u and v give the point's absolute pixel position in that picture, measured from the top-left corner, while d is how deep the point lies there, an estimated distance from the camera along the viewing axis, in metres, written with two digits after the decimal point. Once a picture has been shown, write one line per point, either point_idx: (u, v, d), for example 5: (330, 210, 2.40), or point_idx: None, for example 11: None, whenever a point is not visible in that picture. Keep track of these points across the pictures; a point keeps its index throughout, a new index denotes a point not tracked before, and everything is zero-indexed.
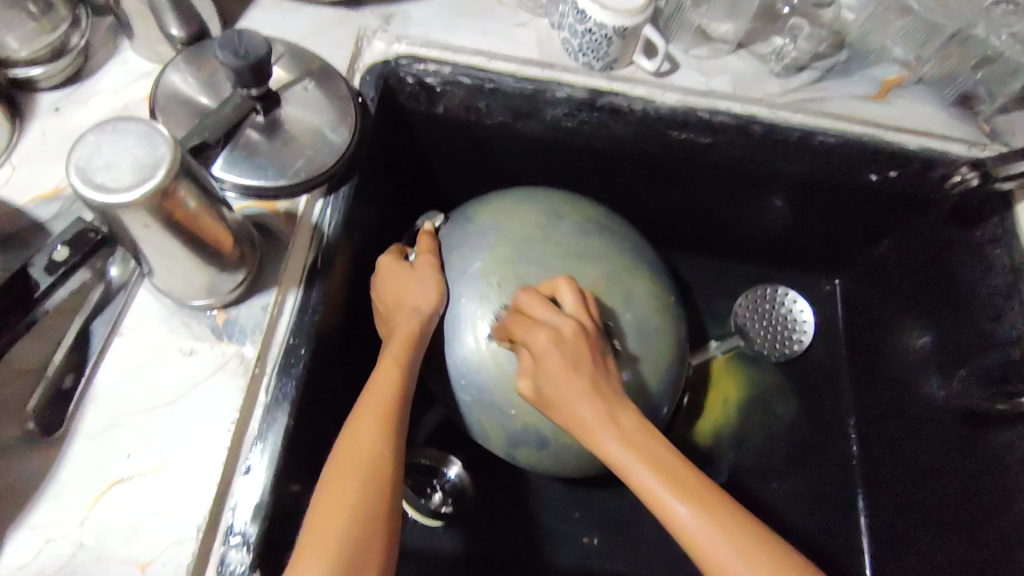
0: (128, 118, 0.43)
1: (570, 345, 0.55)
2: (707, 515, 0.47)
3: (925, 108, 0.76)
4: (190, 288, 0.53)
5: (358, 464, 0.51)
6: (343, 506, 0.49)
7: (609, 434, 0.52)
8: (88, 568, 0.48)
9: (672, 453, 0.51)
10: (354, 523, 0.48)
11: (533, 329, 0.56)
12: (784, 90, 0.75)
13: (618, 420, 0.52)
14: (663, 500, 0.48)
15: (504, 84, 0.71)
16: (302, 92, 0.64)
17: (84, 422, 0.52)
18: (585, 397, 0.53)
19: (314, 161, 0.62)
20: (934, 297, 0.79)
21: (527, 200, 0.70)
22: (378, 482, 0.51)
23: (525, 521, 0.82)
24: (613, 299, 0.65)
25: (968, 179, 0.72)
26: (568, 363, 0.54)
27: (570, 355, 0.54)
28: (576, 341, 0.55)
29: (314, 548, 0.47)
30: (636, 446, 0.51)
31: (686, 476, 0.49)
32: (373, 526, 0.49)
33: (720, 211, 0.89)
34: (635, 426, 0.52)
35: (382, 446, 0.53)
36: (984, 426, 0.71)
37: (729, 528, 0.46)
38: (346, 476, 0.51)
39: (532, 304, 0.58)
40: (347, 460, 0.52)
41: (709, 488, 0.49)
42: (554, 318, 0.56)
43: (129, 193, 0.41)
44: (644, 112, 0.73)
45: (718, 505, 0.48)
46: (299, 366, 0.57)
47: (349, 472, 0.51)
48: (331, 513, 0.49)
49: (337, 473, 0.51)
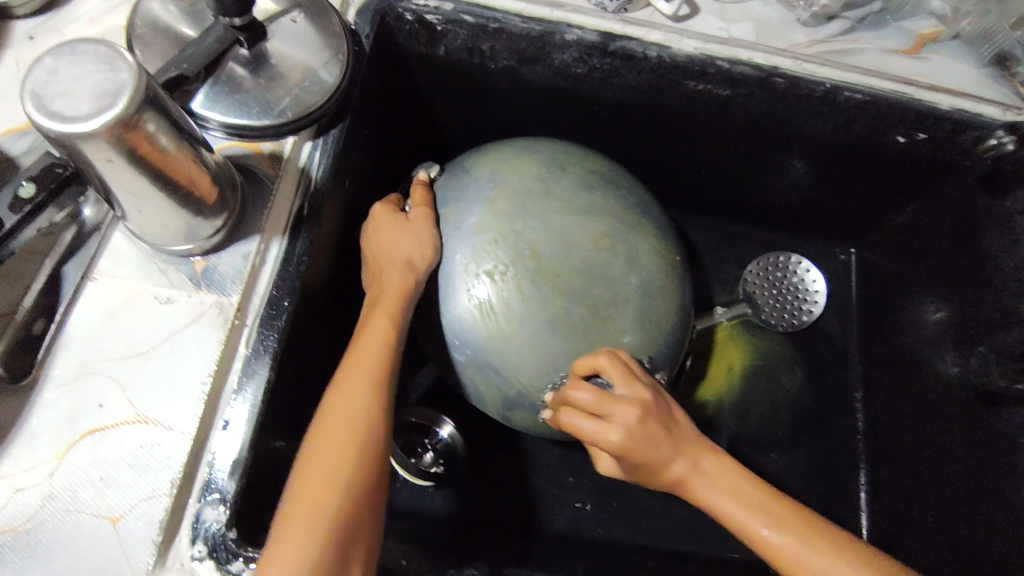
0: (88, 40, 0.39)
1: (650, 425, 0.51)
2: (788, 530, 0.48)
3: (959, 65, 0.71)
4: (165, 232, 0.50)
5: (352, 429, 0.49)
6: (334, 472, 0.47)
7: (717, 485, 0.51)
8: (58, 521, 0.46)
9: (774, 493, 0.51)
10: (345, 492, 0.47)
11: (601, 429, 0.51)
12: (810, 40, 0.69)
13: (704, 466, 0.52)
14: (751, 528, 0.49)
15: (510, 24, 0.66)
16: (290, 24, 0.59)
17: (54, 370, 0.49)
18: (684, 460, 0.52)
19: (301, 99, 0.58)
20: (960, 269, 0.75)
21: (529, 152, 0.66)
22: (370, 447, 0.49)
23: (518, 484, 0.80)
24: (617, 258, 0.61)
25: (1003, 143, 0.68)
26: (656, 439, 0.51)
27: (658, 434, 0.51)
28: (655, 422, 0.51)
29: (303, 516, 0.45)
30: (748, 499, 0.50)
31: (800, 514, 0.50)
32: (364, 495, 0.47)
33: (736, 169, 0.84)
34: (732, 471, 0.52)
35: (374, 413, 0.50)
36: (1002, 406, 0.68)
37: (809, 536, 0.48)
38: (338, 440, 0.48)
39: (590, 399, 0.51)
40: (338, 423, 0.49)
41: (816, 519, 0.50)
42: (626, 403, 0.51)
43: (88, 122, 0.38)
44: (658, 59, 0.68)
45: (834, 536, 0.48)
46: (283, 318, 0.54)
47: (338, 440, 0.48)
48: (318, 482, 0.47)
49: (326, 437, 0.49)
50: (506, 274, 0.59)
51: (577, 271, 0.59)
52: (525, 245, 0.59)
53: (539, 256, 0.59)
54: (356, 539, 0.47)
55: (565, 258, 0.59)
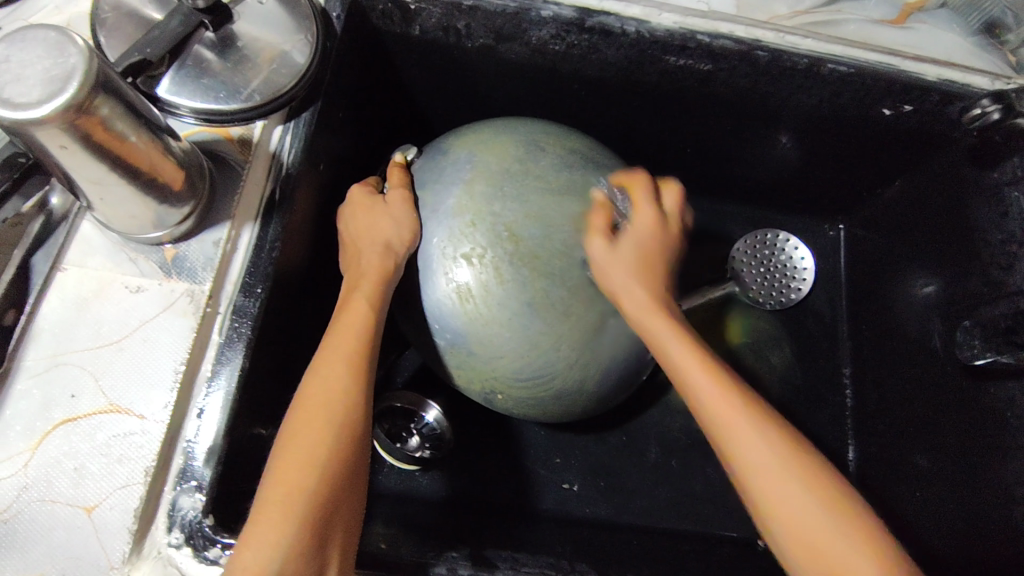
0: (37, 26, 0.38)
1: (662, 243, 0.60)
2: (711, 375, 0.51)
3: (946, 35, 0.70)
4: (133, 220, 0.49)
5: (328, 415, 0.49)
6: (311, 457, 0.47)
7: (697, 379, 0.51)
8: (32, 511, 0.46)
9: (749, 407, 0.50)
10: (323, 479, 0.46)
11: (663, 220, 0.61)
12: (793, 12, 0.68)
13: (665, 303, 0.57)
14: (676, 361, 0.53)
15: (484, 2, 0.65)
16: (257, 6, 0.58)
17: (26, 361, 0.49)
18: (653, 296, 0.57)
19: (270, 82, 0.57)
20: (947, 243, 0.75)
21: (506, 132, 0.65)
22: (347, 435, 0.49)
23: (506, 466, 0.80)
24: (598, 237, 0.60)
25: (989, 112, 0.66)
26: (655, 257, 0.59)
27: (654, 253, 0.59)
28: (662, 240, 0.60)
29: (280, 500, 0.45)
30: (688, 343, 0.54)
31: (776, 432, 0.48)
32: (341, 480, 0.47)
33: (721, 146, 0.83)
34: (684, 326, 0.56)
35: (350, 398, 0.50)
36: (987, 381, 0.67)
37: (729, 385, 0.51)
38: (313, 428, 0.48)
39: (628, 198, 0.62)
40: (314, 411, 0.49)
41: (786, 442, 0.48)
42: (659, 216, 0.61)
43: (37, 107, 0.37)
44: (636, 35, 0.67)
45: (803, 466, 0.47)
46: (256, 305, 0.53)
47: (313, 424, 0.48)
48: (295, 467, 0.46)
49: (303, 423, 0.48)
50: (484, 255, 0.58)
51: (556, 252, 0.58)
52: (502, 226, 0.58)
53: (517, 237, 0.58)
54: (333, 524, 0.47)
55: (543, 239, 0.58)
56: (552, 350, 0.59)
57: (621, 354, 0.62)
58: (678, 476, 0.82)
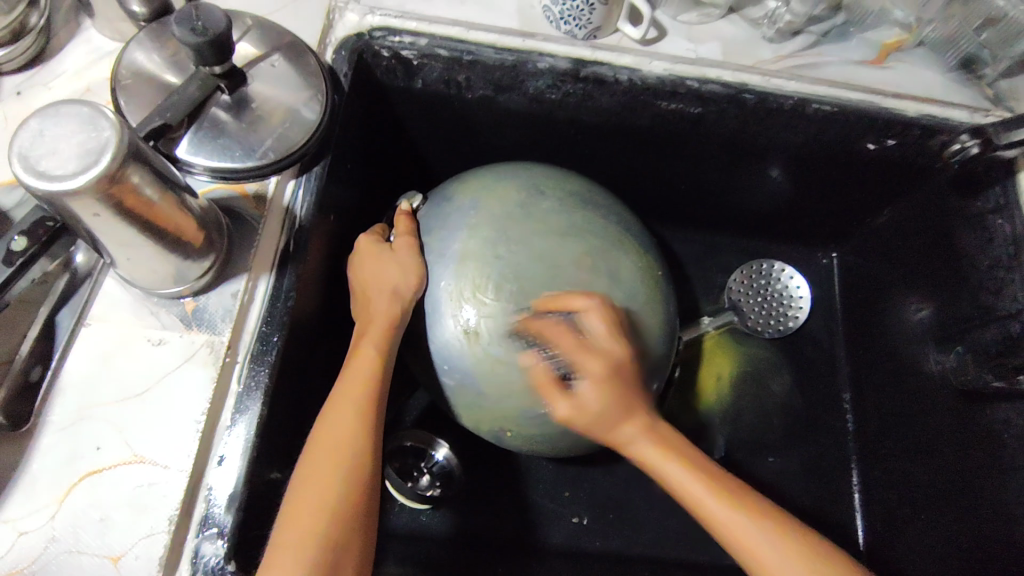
0: (72, 101, 0.41)
1: (624, 378, 0.56)
2: (730, 503, 0.51)
3: (923, 73, 0.74)
4: (155, 275, 0.52)
5: (338, 459, 0.50)
6: (319, 502, 0.48)
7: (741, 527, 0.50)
8: (60, 561, 0.47)
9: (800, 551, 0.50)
10: (331, 524, 0.48)
11: (592, 347, 0.56)
12: (776, 56, 0.72)
13: (661, 434, 0.55)
14: (692, 492, 0.52)
15: (483, 55, 0.69)
16: (270, 68, 0.61)
17: (52, 416, 0.51)
18: (649, 432, 0.55)
19: (283, 140, 0.59)
20: (936, 269, 0.77)
21: (508, 178, 0.67)
22: (356, 479, 0.50)
23: (514, 502, 0.81)
24: (599, 276, 0.62)
25: (969, 147, 0.70)
26: (625, 393, 0.55)
27: (617, 398, 0.55)
28: (612, 378, 0.55)
29: (292, 540, 0.47)
30: (699, 471, 0.53)
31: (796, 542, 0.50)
32: (350, 524, 0.49)
33: (714, 182, 0.86)
34: (686, 444, 0.55)
35: (360, 441, 0.52)
36: (986, 403, 0.69)
37: (748, 509, 0.51)
38: (322, 472, 0.50)
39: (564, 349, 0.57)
40: (324, 454, 0.51)
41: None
42: (602, 351, 0.56)
43: (75, 179, 0.40)
44: (629, 82, 0.70)
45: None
46: (273, 353, 0.55)
47: (323, 468, 0.50)
48: (305, 512, 0.48)
49: (314, 467, 0.50)
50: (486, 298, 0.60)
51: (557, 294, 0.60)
52: (506, 272, 0.60)
53: (521, 282, 0.60)
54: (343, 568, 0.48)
55: (547, 282, 0.60)
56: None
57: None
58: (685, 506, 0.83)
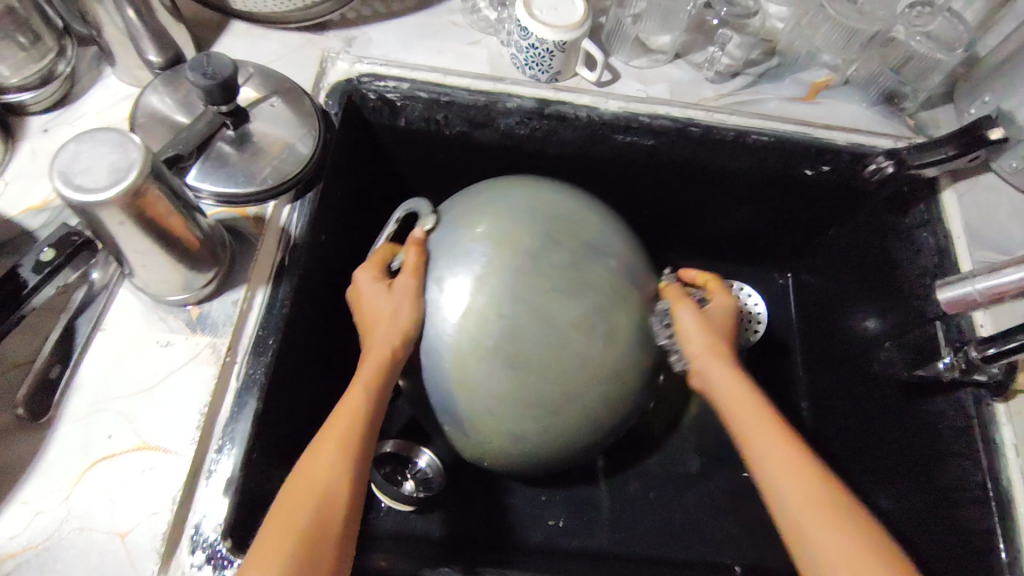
0: (104, 129, 0.49)
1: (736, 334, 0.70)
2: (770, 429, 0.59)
3: (851, 107, 0.83)
4: (166, 284, 0.59)
5: (315, 488, 0.53)
6: (295, 526, 0.51)
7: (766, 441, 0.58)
8: (72, 538, 0.52)
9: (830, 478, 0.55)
10: (301, 545, 0.50)
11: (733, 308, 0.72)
12: (718, 94, 0.82)
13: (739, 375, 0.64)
14: (745, 411, 0.61)
15: (458, 97, 0.78)
16: (270, 108, 0.70)
17: (69, 409, 0.57)
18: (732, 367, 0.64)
19: (279, 169, 0.68)
20: (875, 277, 0.84)
21: (527, 215, 0.65)
22: (330, 514, 0.52)
23: (493, 506, 0.86)
24: (597, 334, 0.62)
25: (884, 167, 0.79)
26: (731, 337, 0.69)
27: (727, 332, 0.68)
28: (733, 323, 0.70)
29: (258, 566, 0.49)
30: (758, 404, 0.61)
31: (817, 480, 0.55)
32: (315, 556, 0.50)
33: (672, 207, 0.95)
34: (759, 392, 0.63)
35: (336, 476, 0.54)
36: (924, 396, 0.74)
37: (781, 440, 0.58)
38: (298, 502, 0.52)
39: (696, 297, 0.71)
40: (303, 484, 0.53)
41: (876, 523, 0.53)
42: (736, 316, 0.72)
43: (105, 192, 0.47)
44: (589, 118, 0.79)
45: (878, 541, 0.51)
46: (269, 354, 0.62)
47: (297, 501, 0.52)
48: (277, 537, 0.50)
49: (292, 495, 0.53)
50: (483, 355, 0.61)
51: (557, 347, 0.60)
52: (507, 332, 0.60)
53: (520, 348, 0.60)
54: None
55: (550, 331, 0.60)
56: (544, 434, 0.63)
57: (595, 433, 0.66)
58: (653, 507, 0.89)
